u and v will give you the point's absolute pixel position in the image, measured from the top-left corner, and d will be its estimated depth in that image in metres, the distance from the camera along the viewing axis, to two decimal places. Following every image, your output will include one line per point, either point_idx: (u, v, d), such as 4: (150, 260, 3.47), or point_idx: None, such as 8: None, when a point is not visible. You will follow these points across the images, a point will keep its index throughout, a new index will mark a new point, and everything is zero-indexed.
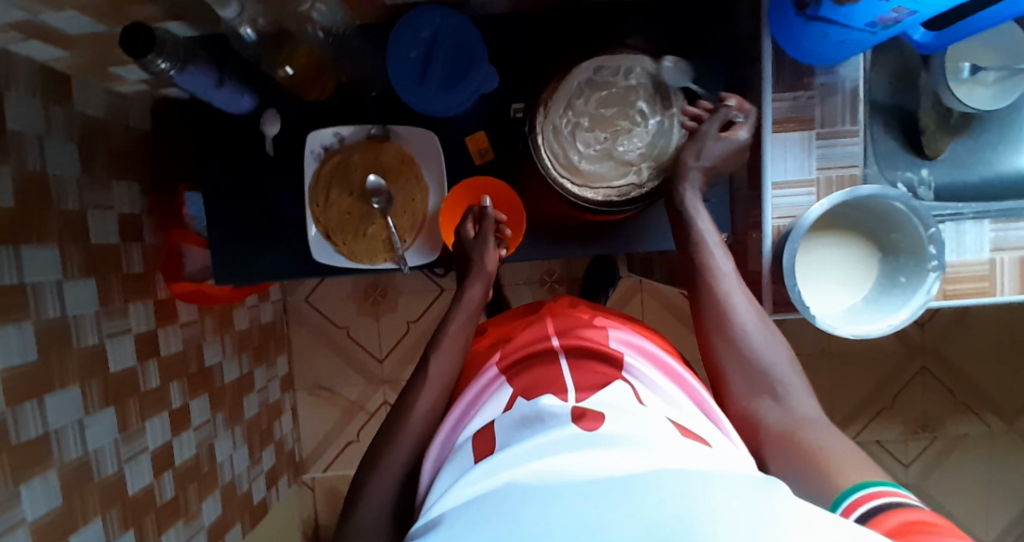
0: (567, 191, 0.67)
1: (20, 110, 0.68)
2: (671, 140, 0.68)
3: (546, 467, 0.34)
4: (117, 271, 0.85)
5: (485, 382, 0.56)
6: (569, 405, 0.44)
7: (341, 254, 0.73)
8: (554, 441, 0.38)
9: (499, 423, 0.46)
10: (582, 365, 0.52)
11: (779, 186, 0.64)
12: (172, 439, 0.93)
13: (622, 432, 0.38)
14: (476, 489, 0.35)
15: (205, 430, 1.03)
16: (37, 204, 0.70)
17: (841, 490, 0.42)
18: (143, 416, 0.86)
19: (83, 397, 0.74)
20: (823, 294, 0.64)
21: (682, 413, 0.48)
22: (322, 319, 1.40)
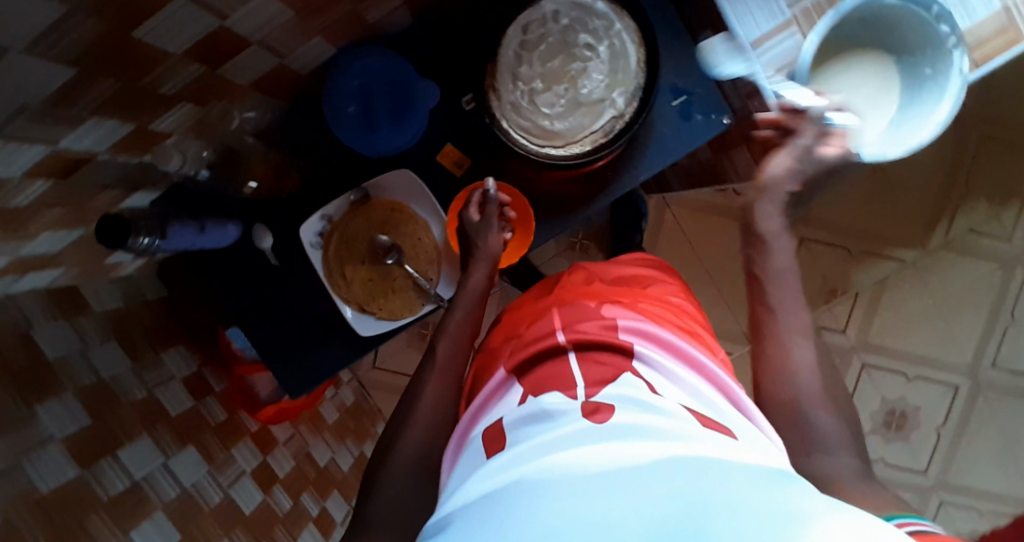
0: (554, 158, 0.64)
1: (52, 338, 0.71)
2: (630, 55, 0.63)
3: (557, 463, 0.36)
4: (206, 428, 0.89)
5: (494, 385, 0.56)
6: (579, 401, 0.45)
7: (383, 320, 0.73)
8: (561, 438, 0.40)
9: (507, 418, 0.48)
10: (587, 356, 0.52)
11: (759, 45, 0.61)
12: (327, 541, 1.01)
13: (631, 424, 0.39)
14: (497, 482, 0.38)
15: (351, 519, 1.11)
16: (110, 411, 0.74)
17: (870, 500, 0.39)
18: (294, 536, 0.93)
19: None
20: (853, 125, 0.59)
21: (707, 406, 0.47)
22: (397, 376, 1.43)
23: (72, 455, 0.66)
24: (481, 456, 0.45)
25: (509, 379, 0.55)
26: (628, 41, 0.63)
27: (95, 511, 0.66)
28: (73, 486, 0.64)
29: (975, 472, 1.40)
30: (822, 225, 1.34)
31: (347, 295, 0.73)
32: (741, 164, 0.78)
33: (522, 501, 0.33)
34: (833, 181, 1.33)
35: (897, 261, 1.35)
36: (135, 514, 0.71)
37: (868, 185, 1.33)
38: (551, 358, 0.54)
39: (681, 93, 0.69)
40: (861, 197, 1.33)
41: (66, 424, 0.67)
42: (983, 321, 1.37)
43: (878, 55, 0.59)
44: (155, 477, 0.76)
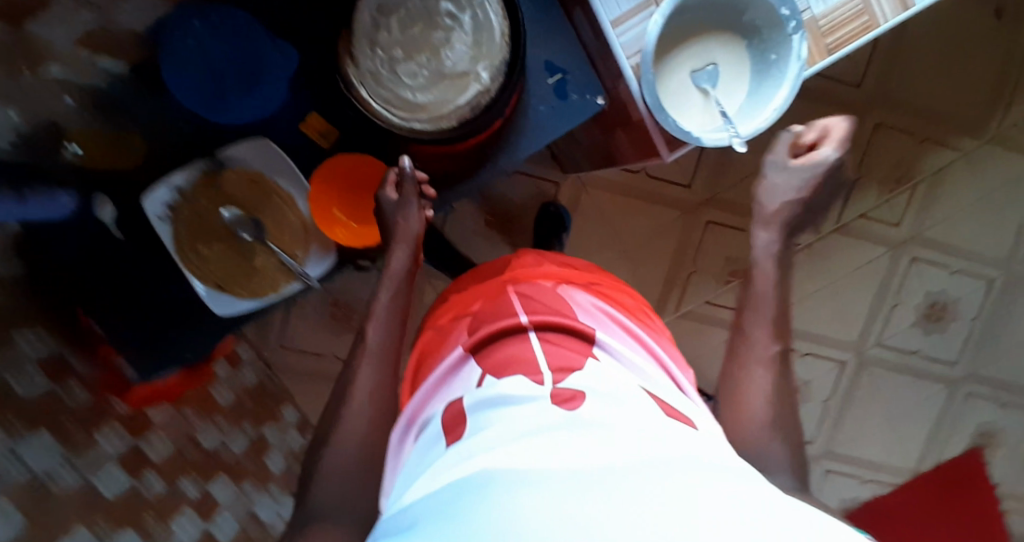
0: (418, 132, 0.61)
1: None
2: (493, 28, 0.60)
3: (506, 457, 0.36)
4: (67, 413, 0.80)
5: (452, 361, 0.59)
6: (545, 387, 0.47)
7: (244, 299, 0.70)
8: (522, 426, 0.41)
9: (469, 401, 0.50)
10: (546, 338, 0.55)
11: (620, 23, 0.59)
12: (208, 526, 0.97)
13: (590, 416, 0.41)
14: (443, 482, 0.37)
15: (239, 502, 1.05)
16: None
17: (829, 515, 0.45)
18: (164, 520, 0.88)
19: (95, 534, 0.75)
20: (697, 111, 0.60)
21: (657, 388, 0.53)
22: (304, 355, 1.40)
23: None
24: (440, 445, 0.47)
25: (466, 358, 0.57)
26: (491, 12, 0.60)
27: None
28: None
29: (857, 441, 1.52)
30: (728, 207, 1.39)
31: (201, 271, 0.68)
32: (621, 146, 0.78)
33: (460, 496, 0.32)
34: (739, 166, 1.37)
35: (795, 244, 1.42)
36: None
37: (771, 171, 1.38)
38: (513, 339, 0.56)
39: (556, 71, 0.68)
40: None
41: None
42: (872, 301, 1.46)
43: (733, 36, 0.59)
44: (1, 465, 0.64)
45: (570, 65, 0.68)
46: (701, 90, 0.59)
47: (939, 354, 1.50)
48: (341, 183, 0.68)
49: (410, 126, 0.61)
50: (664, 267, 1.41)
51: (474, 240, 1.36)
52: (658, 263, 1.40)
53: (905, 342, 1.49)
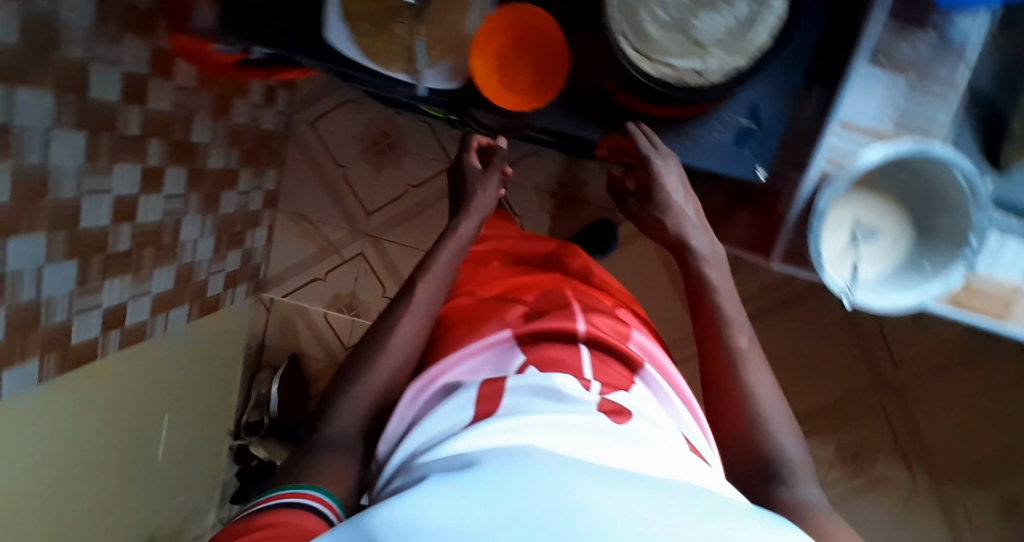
0: (622, 53, 0.57)
1: None
2: (751, 38, 0.58)
3: (561, 443, 0.40)
4: (111, 130, 0.76)
5: (497, 340, 0.59)
6: (592, 396, 0.49)
7: (353, 43, 0.60)
8: (570, 422, 0.43)
9: (510, 382, 0.51)
10: (600, 357, 0.58)
11: (847, 127, 0.66)
12: (127, 302, 0.88)
13: (643, 436, 0.44)
14: (492, 441, 0.40)
15: (165, 299, 0.98)
16: (43, 49, 0.62)
17: None
18: (103, 275, 0.81)
19: (48, 246, 0.70)
20: (846, 254, 0.65)
21: (692, 437, 0.54)
22: (306, 208, 1.35)
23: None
24: (466, 415, 0.47)
25: (512, 345, 0.59)
26: (762, 25, 0.58)
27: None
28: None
29: None
30: None
31: (347, 20, 0.60)
32: (741, 224, 0.82)
33: (536, 461, 0.35)
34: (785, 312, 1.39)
35: None
36: None
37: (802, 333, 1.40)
38: (562, 346, 0.58)
39: (755, 117, 0.66)
40: (793, 335, 1.40)
41: None
42: None
43: (903, 217, 0.67)
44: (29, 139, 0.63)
45: (766, 123, 0.66)
46: (853, 235, 0.66)
47: None
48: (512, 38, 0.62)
49: (623, 41, 0.56)
50: None
51: None
52: None
53: None
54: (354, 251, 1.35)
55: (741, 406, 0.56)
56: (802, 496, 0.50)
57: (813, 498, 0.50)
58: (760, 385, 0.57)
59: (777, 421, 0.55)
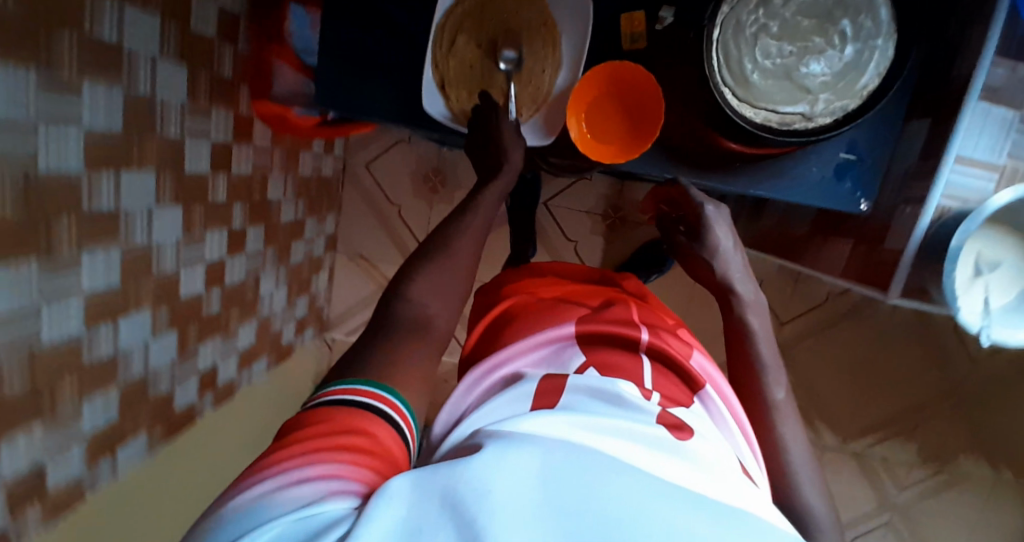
0: (725, 101, 0.58)
1: (134, 20, 0.58)
2: (864, 76, 0.57)
3: (625, 451, 0.38)
4: (202, 202, 0.79)
5: (561, 338, 0.56)
6: (654, 406, 0.46)
7: (450, 110, 0.65)
8: (636, 431, 0.41)
9: (574, 380, 0.49)
10: (660, 370, 0.53)
11: (962, 162, 0.62)
12: (219, 363, 0.91)
13: (703, 458, 0.41)
14: (548, 432, 0.38)
15: (249, 353, 1.01)
16: (141, 134, 0.64)
17: None
18: (199, 339, 0.84)
19: (152, 320, 0.73)
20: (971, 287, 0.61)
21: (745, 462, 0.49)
22: (366, 248, 1.36)
23: (85, 149, 0.56)
24: (525, 407, 0.46)
25: (573, 347, 0.55)
26: (875, 63, 0.57)
27: (69, 216, 0.56)
28: (70, 180, 0.55)
29: None
30: None
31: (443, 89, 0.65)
32: (835, 255, 0.79)
33: (596, 469, 0.35)
34: (854, 328, 1.35)
35: None
36: (97, 239, 0.61)
37: (876, 349, 1.36)
38: (622, 350, 0.55)
39: (853, 152, 0.67)
40: (865, 349, 1.36)
41: (100, 117, 0.57)
42: None
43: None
44: (135, 224, 0.66)
45: (869, 154, 0.67)
46: (977, 269, 0.62)
47: None
48: (603, 90, 0.65)
49: (726, 92, 0.57)
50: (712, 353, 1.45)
51: None
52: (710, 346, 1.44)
53: None
54: None
55: (770, 450, 0.54)
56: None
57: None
58: (788, 434, 0.55)
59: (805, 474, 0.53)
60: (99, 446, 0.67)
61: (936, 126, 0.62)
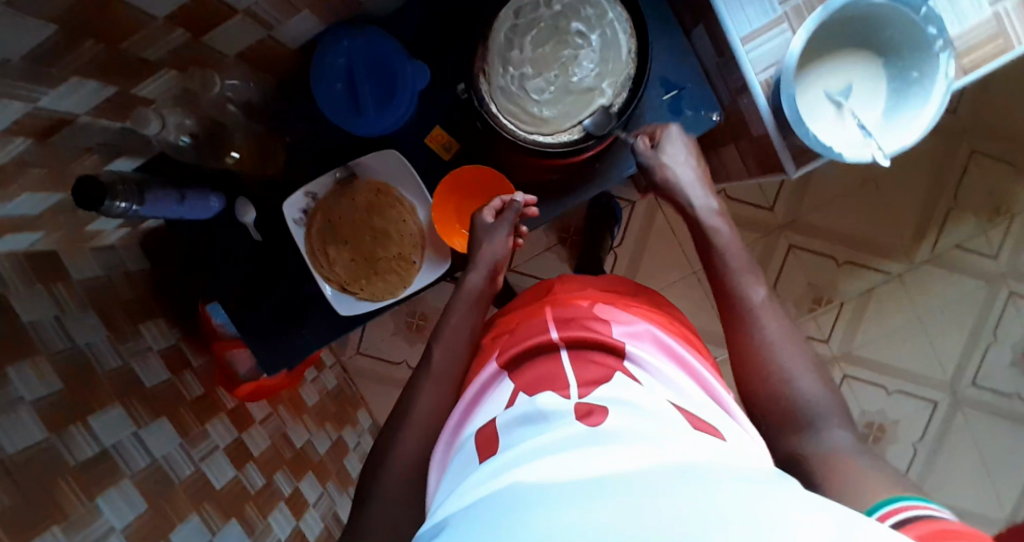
0: (541, 144, 0.64)
1: (25, 300, 0.69)
2: (621, 46, 0.63)
3: (564, 465, 0.34)
4: (183, 402, 0.88)
5: (487, 378, 0.55)
6: (572, 402, 0.44)
7: (364, 300, 0.72)
8: (560, 441, 0.38)
9: (501, 419, 0.46)
10: (581, 356, 0.52)
11: (749, 40, 0.60)
12: (299, 524, 0.98)
13: (626, 427, 0.38)
14: (475, 495, 0.36)
15: (324, 503, 1.07)
16: (85, 380, 0.72)
17: (866, 507, 0.40)
18: (263, 512, 0.90)
19: (204, 521, 0.78)
20: (826, 122, 0.59)
21: (693, 404, 0.48)
22: (377, 362, 1.43)
23: (40, 418, 0.63)
24: (473, 460, 0.44)
25: (501, 375, 0.54)
26: (619, 30, 0.62)
27: (63, 477, 0.63)
28: (40, 448, 0.62)
29: (953, 483, 1.37)
30: (812, 231, 1.32)
31: (347, 291, 0.73)
32: (731, 162, 0.77)
33: (512, 503, 0.31)
34: (822, 187, 1.31)
35: (884, 273, 1.32)
36: (101, 481, 0.67)
37: (857, 191, 1.31)
38: (542, 357, 0.53)
39: (672, 87, 0.69)
40: (852, 195, 1.31)
41: (37, 387, 0.65)
42: (965, 338, 1.34)
43: (869, 55, 0.59)
44: (132, 450, 0.74)
45: (688, 80, 0.68)
46: (833, 101, 0.59)
47: None
48: (460, 197, 0.73)
49: (535, 138, 0.63)
50: None
51: (545, 258, 1.34)
52: None
53: (1002, 383, 1.34)
54: None
55: (759, 361, 0.54)
56: (816, 446, 0.48)
57: (838, 446, 0.48)
58: (774, 345, 0.55)
59: (800, 378, 0.52)
60: None
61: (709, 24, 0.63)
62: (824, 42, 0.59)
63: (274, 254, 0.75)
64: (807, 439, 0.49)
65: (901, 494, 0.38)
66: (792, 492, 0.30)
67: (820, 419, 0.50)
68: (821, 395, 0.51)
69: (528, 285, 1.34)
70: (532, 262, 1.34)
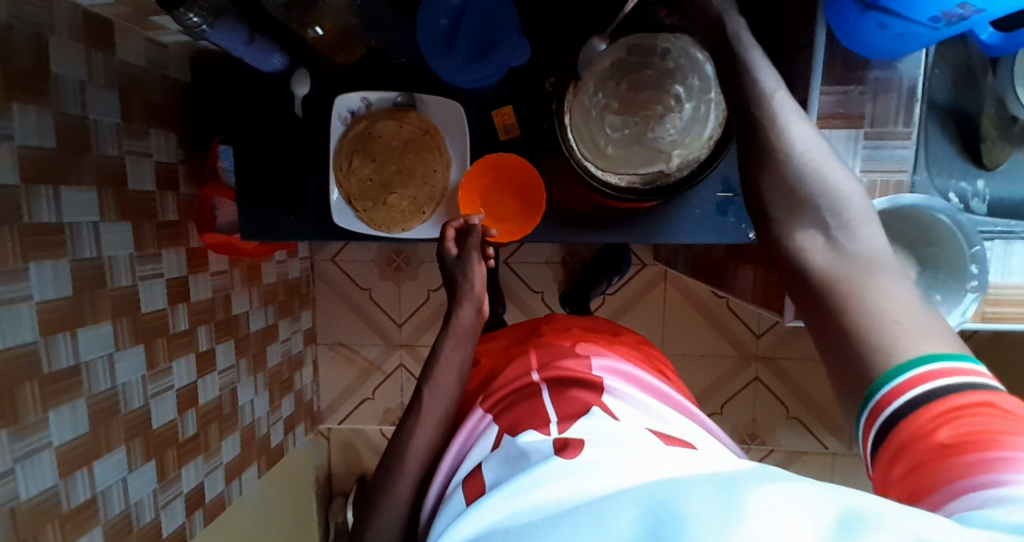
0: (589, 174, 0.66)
1: (60, 53, 0.68)
2: (706, 127, 0.64)
3: (556, 498, 0.37)
4: (152, 218, 0.87)
5: (474, 422, 0.58)
6: (552, 438, 0.46)
7: (359, 220, 0.73)
8: (539, 477, 0.41)
9: (487, 464, 0.48)
10: (563, 392, 0.54)
11: None
12: (198, 381, 0.98)
13: (598, 458, 0.41)
14: (468, 534, 0.39)
15: (229, 375, 1.07)
16: (77, 152, 0.72)
17: (901, 365, 0.32)
18: (170, 356, 0.90)
19: (115, 334, 0.78)
20: None
21: (667, 426, 0.50)
22: (345, 277, 1.44)
23: (19, 166, 0.64)
24: (461, 502, 0.46)
25: (487, 418, 0.56)
26: (713, 114, 0.63)
27: (9, 227, 0.62)
28: (4, 191, 0.62)
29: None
30: (781, 376, 1.33)
31: (349, 204, 0.73)
32: (745, 281, 0.78)
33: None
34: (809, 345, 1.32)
35: (822, 445, 1.35)
36: (44, 251, 0.67)
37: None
38: (524, 396, 0.55)
39: (730, 189, 0.69)
40: None
41: (29, 134, 0.65)
42: None
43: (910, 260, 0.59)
44: (84, 238, 0.73)
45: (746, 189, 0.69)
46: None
47: None
48: (490, 180, 0.74)
49: (587, 166, 0.66)
50: (692, 393, 1.35)
51: (541, 268, 1.35)
52: (691, 385, 1.35)
53: None
54: (393, 364, 1.44)
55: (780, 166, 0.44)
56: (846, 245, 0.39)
57: (867, 243, 0.39)
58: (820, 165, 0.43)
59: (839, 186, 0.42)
60: (70, 458, 0.70)
61: None
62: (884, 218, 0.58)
63: (306, 138, 0.75)
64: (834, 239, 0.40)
65: (937, 351, 0.32)
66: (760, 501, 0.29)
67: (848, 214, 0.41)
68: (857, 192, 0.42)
69: (514, 284, 1.35)
70: (528, 266, 1.35)
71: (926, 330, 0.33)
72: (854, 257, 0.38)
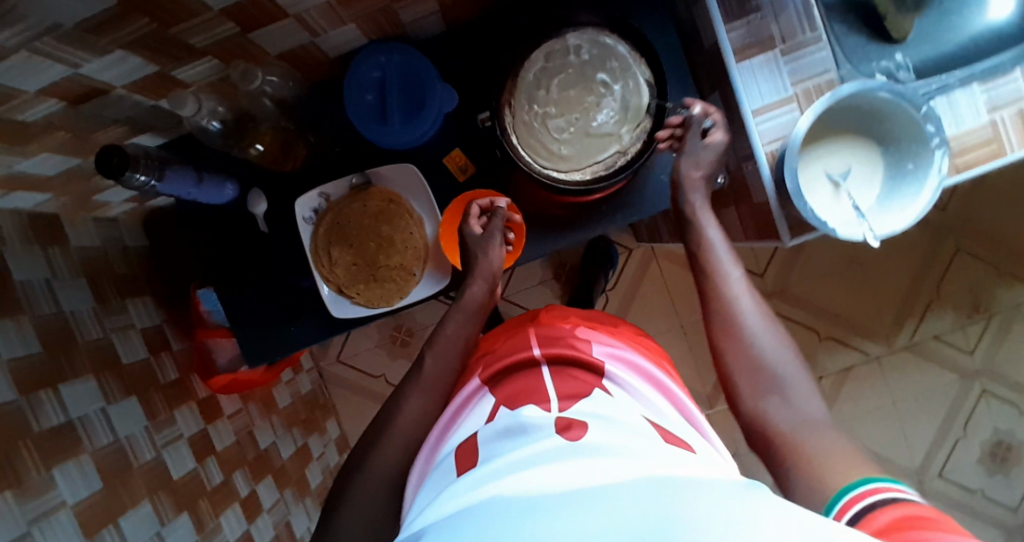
0: (553, 179, 0.67)
1: (21, 261, 0.69)
2: (641, 98, 0.67)
3: (553, 476, 0.35)
4: (155, 385, 0.86)
5: (469, 393, 0.57)
6: (552, 416, 0.45)
7: (358, 305, 0.73)
8: (540, 453, 0.38)
9: (483, 433, 0.47)
10: (562, 373, 0.53)
11: (759, 113, 0.64)
12: (251, 527, 0.95)
13: (602, 443, 0.38)
14: (453, 506, 0.35)
15: (278, 511, 1.04)
16: (61, 346, 0.71)
17: (845, 484, 0.43)
18: (216, 512, 0.87)
19: (156, 511, 0.76)
20: (821, 195, 0.62)
21: (668, 423, 0.49)
22: (356, 373, 1.42)
23: (13, 378, 0.62)
24: (451, 473, 0.44)
25: (484, 390, 0.55)
26: (641, 86, 0.66)
27: (24, 443, 0.61)
28: (7, 409, 0.60)
29: None
30: (799, 304, 1.34)
31: (343, 294, 0.73)
32: (730, 224, 0.80)
33: (490, 517, 0.31)
34: (812, 262, 1.34)
35: (862, 353, 1.35)
36: (61, 454, 0.65)
37: (845, 270, 1.34)
38: (525, 373, 0.55)
39: None
40: (840, 274, 1.34)
41: (16, 347, 0.64)
42: (935, 428, 1.36)
43: (869, 143, 0.63)
44: (97, 425, 0.72)
45: None
46: (831, 181, 0.62)
47: (1005, 495, 1.36)
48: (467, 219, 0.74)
49: (548, 173, 0.66)
50: None
51: (538, 290, 1.36)
52: None
53: (968, 478, 1.35)
54: None
55: (748, 354, 0.57)
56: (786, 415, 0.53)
57: (806, 413, 0.53)
58: (747, 315, 0.59)
59: (767, 344, 0.57)
60: None
61: (725, 93, 0.67)
62: (824, 119, 0.63)
63: (277, 250, 0.76)
64: (779, 403, 0.54)
65: (871, 476, 0.43)
66: (759, 508, 0.28)
67: (790, 386, 0.54)
68: (842, 445, 0.49)
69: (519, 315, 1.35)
70: (525, 292, 1.36)
71: (857, 464, 0.46)
72: (813, 445, 0.49)
